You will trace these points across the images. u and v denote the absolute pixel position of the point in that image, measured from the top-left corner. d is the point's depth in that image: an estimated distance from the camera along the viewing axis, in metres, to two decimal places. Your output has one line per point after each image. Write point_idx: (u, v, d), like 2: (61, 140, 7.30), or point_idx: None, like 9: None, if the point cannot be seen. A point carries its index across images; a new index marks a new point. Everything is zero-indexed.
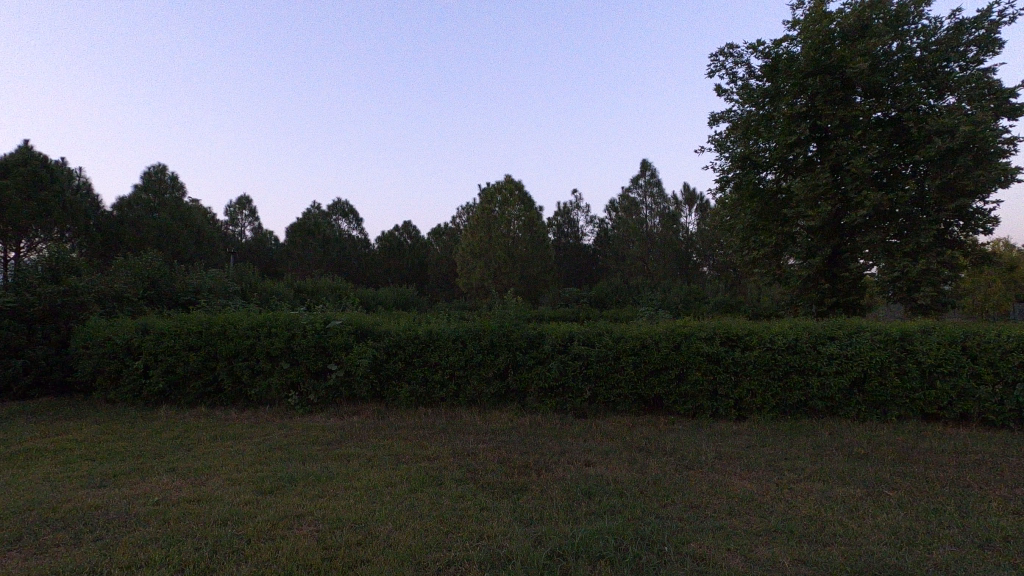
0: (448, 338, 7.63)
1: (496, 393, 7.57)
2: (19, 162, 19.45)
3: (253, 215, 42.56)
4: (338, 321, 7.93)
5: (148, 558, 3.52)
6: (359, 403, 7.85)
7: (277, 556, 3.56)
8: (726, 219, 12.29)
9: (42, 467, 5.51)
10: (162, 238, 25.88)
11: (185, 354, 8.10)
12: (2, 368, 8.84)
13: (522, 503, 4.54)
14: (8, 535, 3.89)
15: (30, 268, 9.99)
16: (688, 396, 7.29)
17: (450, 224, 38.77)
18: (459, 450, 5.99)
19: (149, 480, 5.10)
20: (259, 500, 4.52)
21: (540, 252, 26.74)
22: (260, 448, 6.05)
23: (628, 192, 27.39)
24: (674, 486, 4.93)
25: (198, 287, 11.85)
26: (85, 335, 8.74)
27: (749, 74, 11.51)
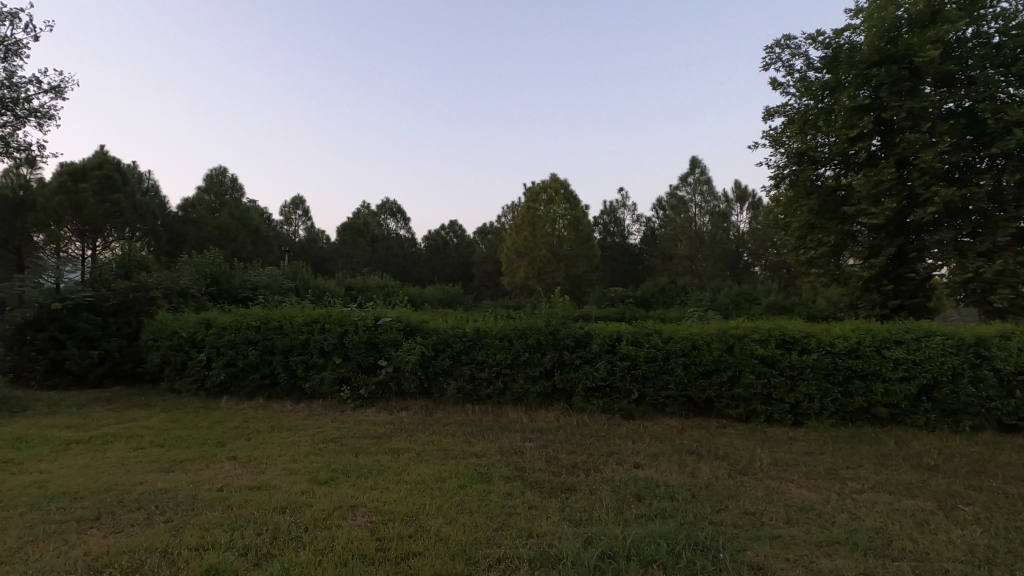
0: (495, 336, 7.67)
1: (542, 392, 7.56)
2: (94, 166, 20.85)
3: (307, 215, 44.12)
4: (388, 318, 8.09)
5: (214, 541, 3.69)
6: (408, 399, 7.99)
7: (334, 545, 3.66)
8: (780, 217, 11.88)
9: (118, 451, 5.87)
10: (222, 237, 27.07)
11: (244, 348, 8.46)
12: (80, 358, 9.44)
13: (571, 502, 4.51)
14: (88, 513, 4.16)
15: (105, 265, 10.69)
16: (741, 400, 7.07)
17: (496, 224, 38.99)
18: (507, 448, 6.01)
19: (212, 467, 5.35)
20: (315, 489, 4.67)
21: (585, 251, 26.50)
22: (315, 440, 6.25)
23: (677, 191, 26.76)
24: (728, 491, 4.79)
25: (255, 285, 12.35)
26: (155, 329, 9.27)
27: (807, 66, 11.06)
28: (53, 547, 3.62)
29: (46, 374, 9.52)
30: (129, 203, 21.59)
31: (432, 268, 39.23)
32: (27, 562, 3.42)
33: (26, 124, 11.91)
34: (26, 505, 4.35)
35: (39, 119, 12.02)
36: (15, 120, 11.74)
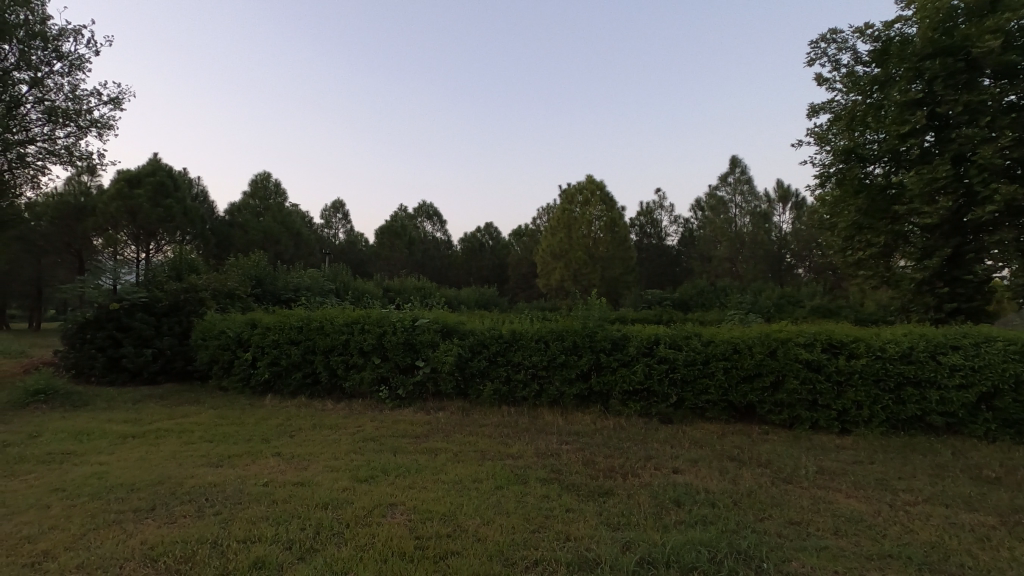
0: (531, 338, 7.67)
1: (579, 395, 7.51)
2: (149, 173, 21.99)
3: (346, 219, 45.17)
4: (426, 320, 8.20)
5: (260, 535, 3.81)
6: (445, 399, 8.07)
7: (374, 542, 3.73)
8: (826, 217, 11.50)
9: (170, 446, 6.13)
10: (266, 240, 27.95)
11: (288, 348, 8.72)
12: (135, 356, 9.91)
13: (608, 506, 4.47)
14: (144, 504, 4.37)
15: (158, 267, 11.20)
16: (785, 405, 6.85)
17: (531, 226, 39.00)
18: (544, 450, 6.01)
19: (257, 462, 5.53)
20: (355, 487, 4.76)
21: (621, 253, 26.22)
22: (354, 439, 6.38)
23: (716, 191, 26.30)
24: (771, 499, 4.65)
25: (298, 287, 12.71)
26: (204, 329, 9.64)
27: (855, 60, 10.67)
28: (113, 535, 3.81)
29: (104, 370, 10.03)
30: (181, 207, 22.47)
31: (468, 269, 39.52)
32: (90, 548, 3.62)
33: (88, 134, 12.61)
34: (88, 494, 4.61)
35: (100, 129, 12.71)
36: (78, 131, 12.45)
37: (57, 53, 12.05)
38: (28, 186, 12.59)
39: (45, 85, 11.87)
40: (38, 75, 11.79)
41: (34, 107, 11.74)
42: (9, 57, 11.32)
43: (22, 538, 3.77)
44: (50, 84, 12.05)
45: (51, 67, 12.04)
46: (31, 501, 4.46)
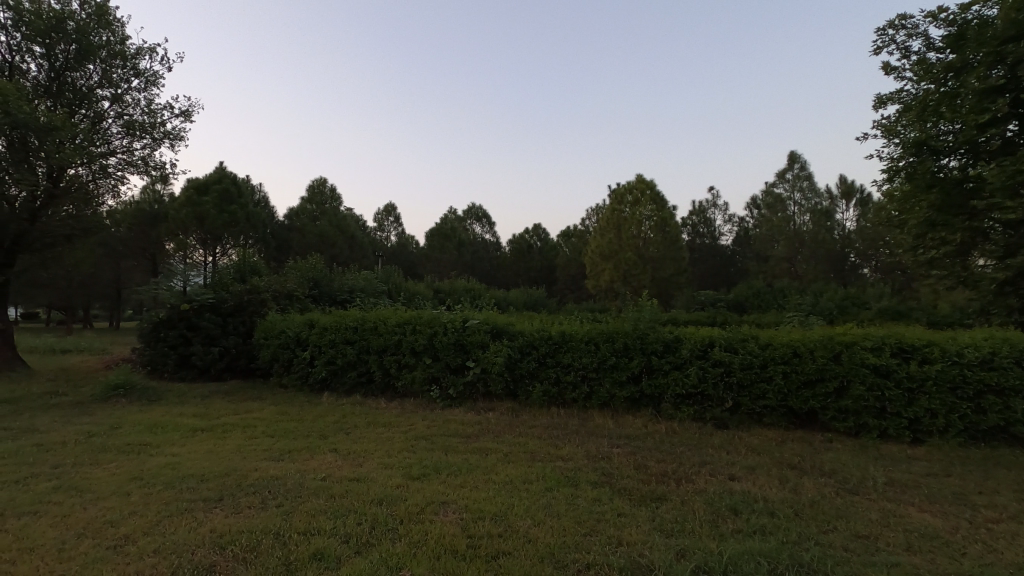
0: (581, 339, 7.62)
1: (630, 398, 7.39)
2: (215, 181, 23.26)
3: (398, 222, 46.22)
4: (476, 321, 8.29)
5: (319, 528, 3.95)
6: (494, 400, 8.14)
7: (427, 538, 3.80)
8: (895, 214, 10.87)
9: (236, 440, 6.46)
10: (323, 243, 28.97)
11: (343, 347, 9.01)
12: (204, 354, 10.51)
13: (661, 512, 4.38)
14: (213, 494, 4.62)
15: (224, 270, 11.81)
16: (850, 413, 6.51)
17: (580, 226, 38.74)
18: (594, 452, 5.95)
19: (315, 458, 5.74)
20: (408, 484, 4.87)
21: (672, 253, 25.65)
22: (407, 437, 6.52)
23: (774, 188, 25.24)
24: (836, 511, 4.43)
25: (353, 288, 13.13)
26: (266, 329, 10.10)
27: (927, 47, 10.03)
28: (185, 523, 4.04)
29: (176, 367, 10.69)
30: (244, 213, 23.66)
31: (516, 271, 39.64)
32: (164, 534, 3.85)
33: (161, 146, 13.40)
34: (163, 483, 4.90)
35: (172, 140, 13.52)
36: (153, 143, 13.25)
37: (135, 70, 12.92)
38: (110, 195, 13.56)
39: (123, 101, 12.79)
40: (118, 92, 12.70)
41: (114, 122, 12.67)
42: (93, 76, 12.29)
43: (106, 522, 4.06)
44: (129, 100, 12.94)
45: (130, 84, 12.91)
46: (114, 487, 4.79)
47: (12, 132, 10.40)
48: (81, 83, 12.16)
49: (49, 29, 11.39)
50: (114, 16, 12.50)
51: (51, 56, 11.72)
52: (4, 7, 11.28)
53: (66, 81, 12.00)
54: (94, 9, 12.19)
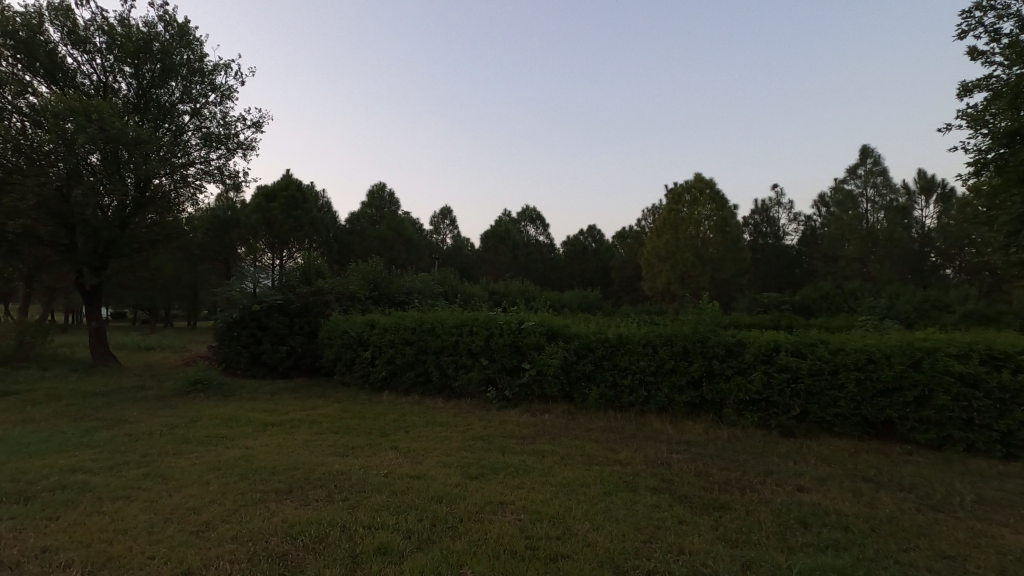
0: (638, 342, 7.48)
1: (689, 403, 7.20)
2: (282, 188, 24.48)
3: (453, 224, 46.97)
4: (531, 323, 8.31)
5: (383, 522, 4.07)
6: (550, 402, 8.13)
7: (486, 537, 3.85)
8: (982, 210, 10.08)
9: (303, 435, 6.75)
10: (382, 247, 29.85)
11: (402, 347, 9.26)
12: (273, 352, 11.09)
13: (724, 521, 4.24)
14: (284, 486, 4.86)
15: (291, 272, 12.36)
16: (932, 424, 6.09)
17: (636, 227, 38.09)
18: (653, 458, 5.84)
19: (378, 455, 5.91)
20: (466, 484, 4.94)
21: (733, 253, 24.79)
22: (464, 437, 6.62)
23: (844, 184, 23.93)
24: (918, 528, 4.15)
25: (411, 290, 13.46)
26: (330, 329, 10.52)
27: (1020, 28, 9.22)
28: (259, 512, 4.27)
29: (248, 364, 11.31)
30: (308, 218, 24.78)
31: (571, 272, 39.43)
32: (241, 522, 4.08)
33: (235, 155, 14.21)
34: (239, 474, 5.20)
35: (244, 150, 14.31)
36: (228, 153, 14.07)
37: (212, 85, 13.77)
38: (189, 204, 14.51)
39: (202, 114, 13.67)
40: (197, 106, 13.58)
41: (193, 134, 13.56)
42: (175, 92, 13.20)
43: (190, 508, 4.35)
44: (207, 114, 13.80)
45: (208, 98, 13.77)
46: (195, 476, 5.13)
47: (106, 146, 11.34)
48: (165, 100, 13.10)
49: (137, 50, 12.33)
50: (194, 36, 13.37)
51: (139, 75, 12.70)
52: (100, 32, 12.30)
53: (152, 97, 12.97)
54: (177, 30, 13.10)
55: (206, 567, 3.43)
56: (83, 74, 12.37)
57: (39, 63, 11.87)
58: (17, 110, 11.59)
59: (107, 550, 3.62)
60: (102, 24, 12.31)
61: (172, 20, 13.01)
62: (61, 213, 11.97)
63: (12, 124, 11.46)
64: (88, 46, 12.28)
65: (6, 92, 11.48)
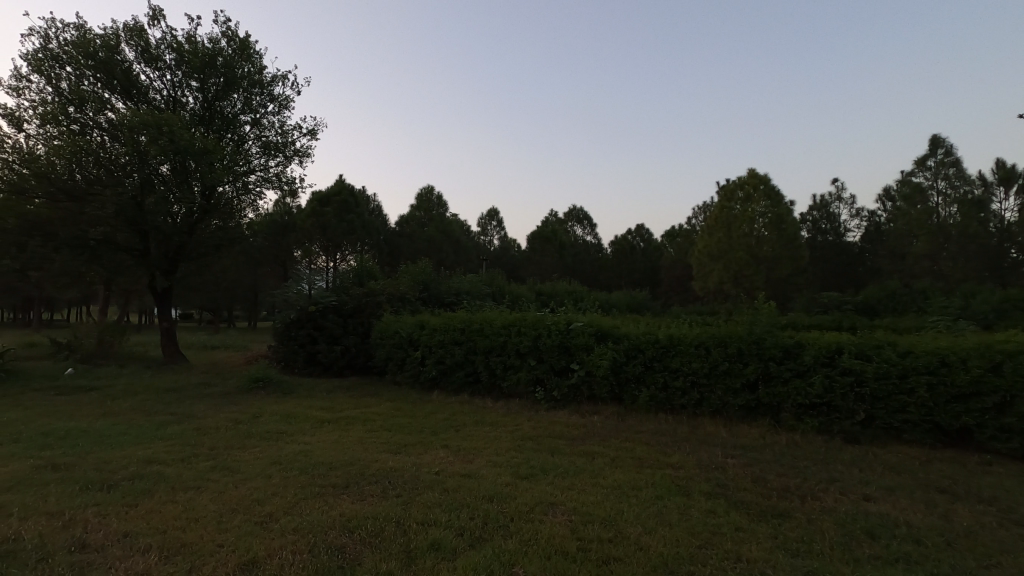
0: (690, 344, 7.30)
1: (745, 406, 6.97)
2: (336, 193, 25.40)
3: (500, 225, 47.25)
4: (580, 323, 8.27)
5: (435, 519, 4.15)
6: (599, 403, 8.06)
7: (537, 538, 3.85)
8: None
9: (357, 432, 6.95)
10: (430, 249, 30.36)
11: (451, 348, 9.39)
12: (328, 352, 11.50)
13: (784, 530, 4.08)
14: (341, 481, 5.03)
15: (345, 274, 12.74)
16: (1014, 433, 5.66)
17: (686, 225, 37.23)
18: (707, 462, 5.70)
19: (429, 453, 6.02)
20: (517, 483, 4.96)
21: (790, 251, 23.83)
22: (513, 437, 6.65)
23: (912, 177, 22.73)
24: (1000, 545, 3.86)
25: (459, 291, 13.63)
26: (381, 329, 10.80)
27: None
28: (319, 506, 4.43)
29: (304, 363, 11.75)
30: (360, 221, 25.61)
31: (619, 272, 38.95)
32: (302, 515, 4.25)
33: (292, 163, 14.80)
34: (299, 468, 5.42)
35: (301, 157, 14.88)
36: (285, 160, 14.68)
37: (271, 96, 14.40)
38: (250, 210, 15.21)
39: (262, 124, 14.31)
40: (257, 116, 14.24)
41: (254, 143, 14.21)
42: (237, 104, 13.88)
43: (255, 500, 4.56)
44: (266, 123, 14.45)
45: (267, 108, 14.42)
46: (259, 470, 5.38)
47: (175, 157, 12.05)
48: (228, 111, 13.79)
49: (203, 65, 13.04)
50: (255, 49, 14.03)
51: (205, 89, 13.42)
52: (170, 49, 13.09)
53: (217, 109, 13.68)
54: (239, 44, 13.77)
55: (270, 557, 3.58)
56: (155, 90, 13.18)
57: (116, 81, 12.74)
58: (97, 126, 12.45)
59: (182, 538, 3.85)
60: (172, 42, 13.10)
61: (234, 35, 13.69)
62: (135, 220, 12.79)
63: (93, 139, 12.34)
64: (159, 63, 13.08)
65: (87, 109, 12.36)
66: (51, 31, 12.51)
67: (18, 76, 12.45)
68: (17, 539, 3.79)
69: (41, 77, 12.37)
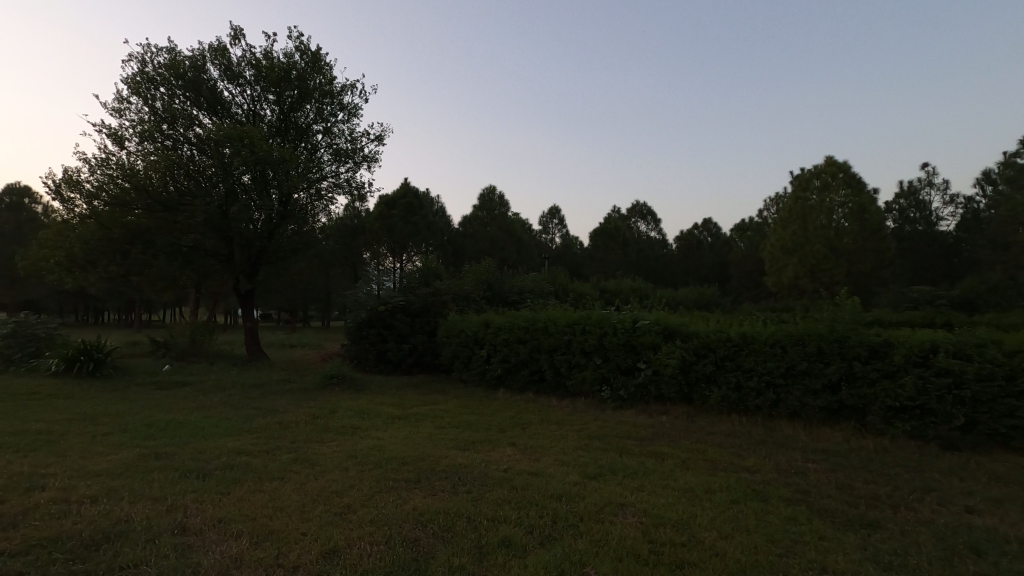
0: (765, 342, 6.96)
1: (826, 408, 6.59)
2: (401, 196, 26.20)
3: (562, 223, 47.07)
4: (646, 321, 8.09)
5: (505, 516, 4.19)
6: (667, 403, 7.87)
7: (608, 539, 3.80)
8: None
9: (426, 429, 7.13)
10: (493, 248, 30.72)
11: (516, 346, 9.45)
12: (398, 350, 11.88)
13: (874, 541, 3.83)
14: (412, 475, 5.18)
15: (411, 274, 13.10)
16: None
17: (757, 218, 35.65)
18: (786, 466, 5.43)
19: (497, 450, 6.09)
20: (585, 483, 4.93)
21: (873, 243, 22.30)
22: (580, 436, 6.61)
23: (1017, 158, 20.53)
24: None
25: (522, 289, 13.69)
26: (447, 328, 11.02)
27: None
28: (393, 499, 4.59)
29: (375, 361, 12.19)
30: (425, 223, 26.33)
31: (685, 268, 37.87)
32: (377, 507, 4.42)
33: (361, 168, 15.39)
34: (373, 462, 5.64)
35: (369, 162, 15.44)
36: (354, 166, 15.28)
37: (340, 105, 15.04)
38: (323, 215, 15.94)
39: (333, 132, 14.96)
40: (328, 125, 14.90)
41: (325, 151, 14.87)
42: (310, 114, 14.59)
43: (334, 492, 4.78)
44: (336, 131, 15.08)
45: (337, 117, 15.06)
46: (336, 463, 5.64)
47: (255, 167, 12.84)
48: (302, 122, 14.52)
49: (279, 79, 13.79)
50: (325, 61, 14.69)
51: (281, 101, 14.18)
52: (249, 66, 13.92)
53: (292, 120, 14.43)
54: (311, 57, 14.47)
55: (349, 547, 3.75)
56: (237, 105, 14.06)
57: (203, 98, 13.70)
58: (187, 140, 13.44)
59: (269, 525, 4.09)
60: (251, 59, 13.93)
61: (306, 48, 14.38)
62: (221, 228, 13.71)
63: (184, 153, 13.32)
64: (240, 80, 13.95)
65: (179, 126, 13.37)
66: (147, 55, 13.61)
67: (120, 98, 13.64)
68: (129, 521, 4.17)
69: (140, 99, 13.51)
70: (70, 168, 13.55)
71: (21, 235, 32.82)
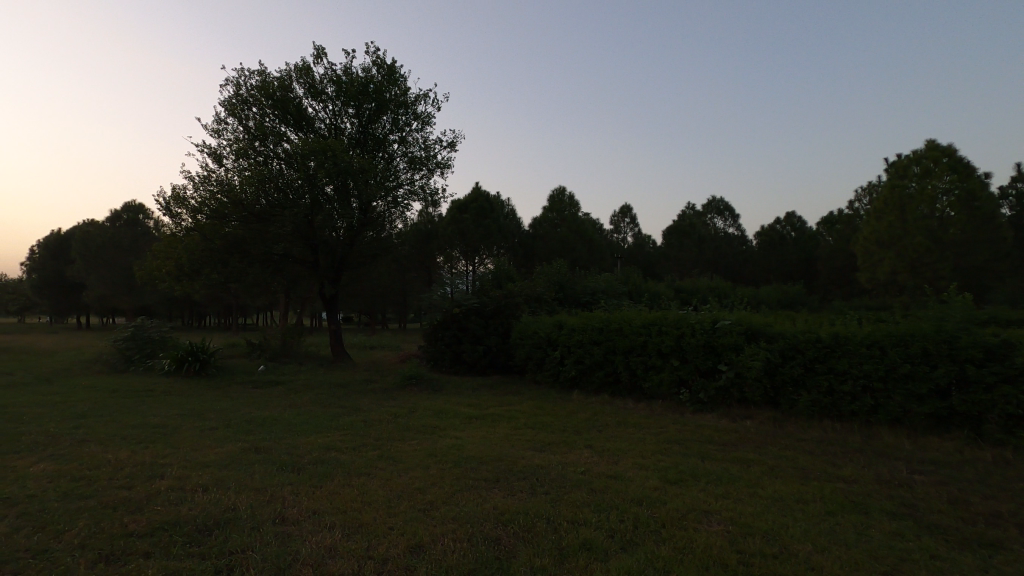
0: (860, 343, 6.48)
1: (933, 415, 6.04)
2: (472, 200, 26.70)
3: (634, 222, 46.13)
4: (727, 321, 7.75)
5: (585, 519, 4.17)
6: (752, 407, 7.52)
7: (692, 547, 3.69)
8: None
9: (502, 429, 7.23)
10: (564, 249, 30.62)
11: (589, 347, 9.38)
12: (472, 351, 12.11)
13: (996, 563, 3.47)
14: (490, 475, 5.26)
15: (483, 276, 13.31)
16: None
17: (847, 210, 33.26)
18: (887, 477, 5.04)
19: (574, 452, 6.07)
20: (666, 488, 4.81)
21: (986, 233, 20.08)
22: (659, 439, 6.45)
23: None
24: None
25: (595, 290, 13.54)
26: (521, 330, 11.11)
27: None
28: (474, 498, 4.69)
29: (450, 362, 12.49)
30: (496, 225, 26.68)
31: (767, 266, 36.02)
32: (458, 505, 4.53)
33: (434, 174, 15.86)
34: (453, 461, 5.78)
35: (442, 168, 15.89)
36: (428, 172, 15.77)
37: (414, 114, 15.56)
38: (400, 221, 16.56)
39: (407, 140, 15.51)
40: (404, 135, 15.48)
41: (401, 159, 15.45)
42: (387, 125, 15.21)
43: (417, 489, 4.96)
44: (411, 140, 15.63)
45: (411, 126, 15.60)
46: (418, 461, 5.84)
47: (338, 179, 13.58)
48: (379, 132, 15.17)
49: (358, 93, 14.48)
50: (400, 73, 15.25)
51: (360, 114, 14.87)
52: (331, 82, 14.71)
53: (370, 132, 15.10)
54: (386, 70, 15.07)
55: (434, 543, 3.87)
56: (320, 119, 14.89)
57: (289, 115, 14.62)
58: (276, 156, 14.39)
59: (359, 518, 4.31)
60: (332, 76, 14.70)
61: (382, 62, 15.00)
62: (308, 236, 14.58)
63: (274, 167, 14.27)
64: (323, 96, 14.77)
65: (269, 142, 14.34)
66: (241, 79, 14.71)
67: (219, 120, 14.81)
68: (235, 510, 4.52)
69: (235, 119, 14.62)
70: (178, 185, 14.89)
71: (137, 246, 36.65)
